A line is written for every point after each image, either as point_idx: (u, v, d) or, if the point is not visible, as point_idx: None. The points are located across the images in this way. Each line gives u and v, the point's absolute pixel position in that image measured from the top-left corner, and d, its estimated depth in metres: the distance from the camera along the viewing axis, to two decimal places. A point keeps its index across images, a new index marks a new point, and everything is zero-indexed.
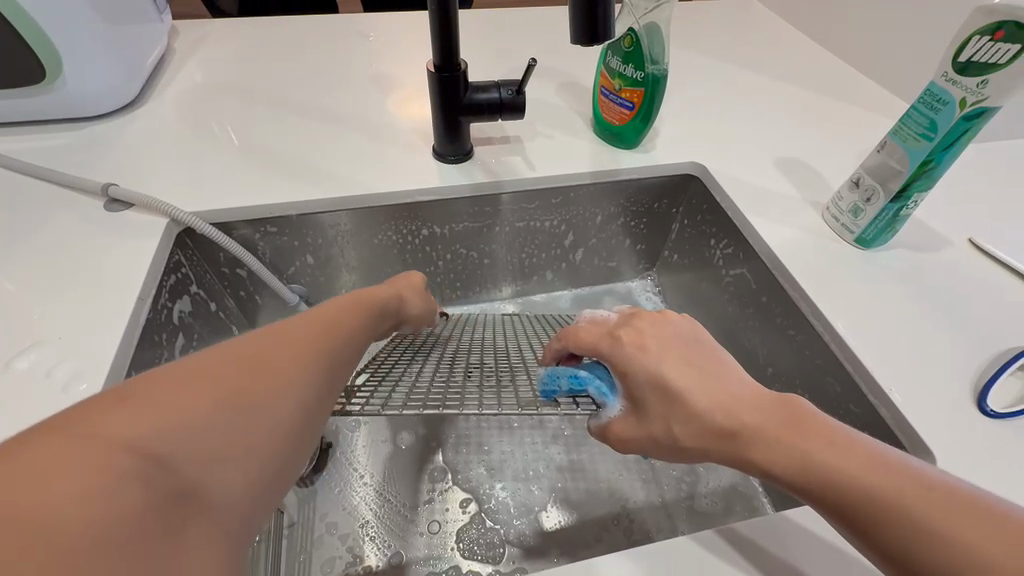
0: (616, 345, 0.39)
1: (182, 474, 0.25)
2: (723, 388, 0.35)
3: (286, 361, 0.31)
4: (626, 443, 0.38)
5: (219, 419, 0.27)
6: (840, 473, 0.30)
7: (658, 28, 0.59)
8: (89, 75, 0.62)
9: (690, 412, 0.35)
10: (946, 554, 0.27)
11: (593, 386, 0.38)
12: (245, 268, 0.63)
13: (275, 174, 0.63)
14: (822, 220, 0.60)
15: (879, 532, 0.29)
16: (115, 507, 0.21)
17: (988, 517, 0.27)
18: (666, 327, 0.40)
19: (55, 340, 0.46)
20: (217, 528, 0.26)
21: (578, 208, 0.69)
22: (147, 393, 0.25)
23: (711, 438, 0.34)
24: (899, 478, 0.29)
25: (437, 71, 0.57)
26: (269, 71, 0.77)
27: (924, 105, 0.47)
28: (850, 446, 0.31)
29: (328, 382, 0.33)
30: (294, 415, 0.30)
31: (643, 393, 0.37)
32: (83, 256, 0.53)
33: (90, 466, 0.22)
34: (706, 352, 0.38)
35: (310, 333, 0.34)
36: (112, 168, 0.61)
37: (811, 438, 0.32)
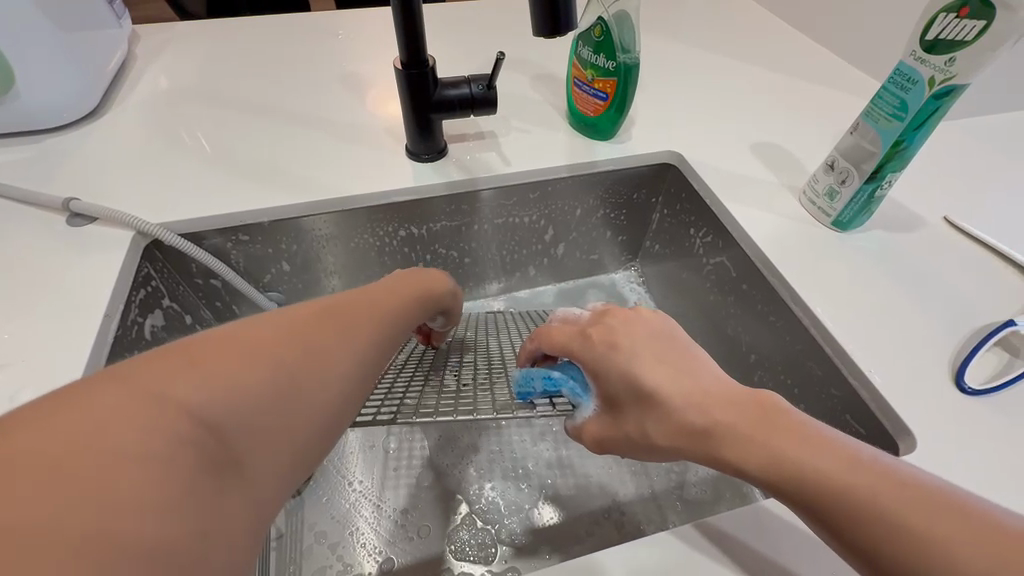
0: (588, 345, 0.40)
1: (224, 443, 0.25)
2: (696, 385, 0.35)
3: (332, 344, 0.31)
4: (602, 442, 0.39)
5: (267, 391, 0.27)
6: (808, 469, 0.30)
7: (628, 15, 0.59)
8: (42, 85, 0.60)
9: (663, 412, 0.35)
10: (915, 551, 0.27)
11: (568, 386, 0.39)
12: (219, 278, 0.62)
13: (245, 180, 0.61)
14: (800, 205, 0.60)
15: (853, 528, 0.29)
16: (161, 475, 0.22)
17: (958, 513, 0.27)
18: (636, 325, 0.40)
19: (18, 363, 0.45)
20: (254, 499, 0.26)
21: (557, 202, 0.68)
22: (200, 358, 0.26)
23: (684, 436, 0.34)
24: (870, 473, 0.29)
25: (405, 68, 0.56)
26: (234, 74, 0.75)
27: (894, 85, 0.47)
28: (821, 442, 0.31)
29: (370, 363, 0.34)
30: (338, 397, 0.31)
31: (617, 391, 0.38)
32: (45, 275, 0.51)
33: (144, 431, 0.22)
34: (678, 348, 0.38)
35: (358, 313, 0.35)
36: (74, 181, 0.59)
37: (783, 435, 0.32)
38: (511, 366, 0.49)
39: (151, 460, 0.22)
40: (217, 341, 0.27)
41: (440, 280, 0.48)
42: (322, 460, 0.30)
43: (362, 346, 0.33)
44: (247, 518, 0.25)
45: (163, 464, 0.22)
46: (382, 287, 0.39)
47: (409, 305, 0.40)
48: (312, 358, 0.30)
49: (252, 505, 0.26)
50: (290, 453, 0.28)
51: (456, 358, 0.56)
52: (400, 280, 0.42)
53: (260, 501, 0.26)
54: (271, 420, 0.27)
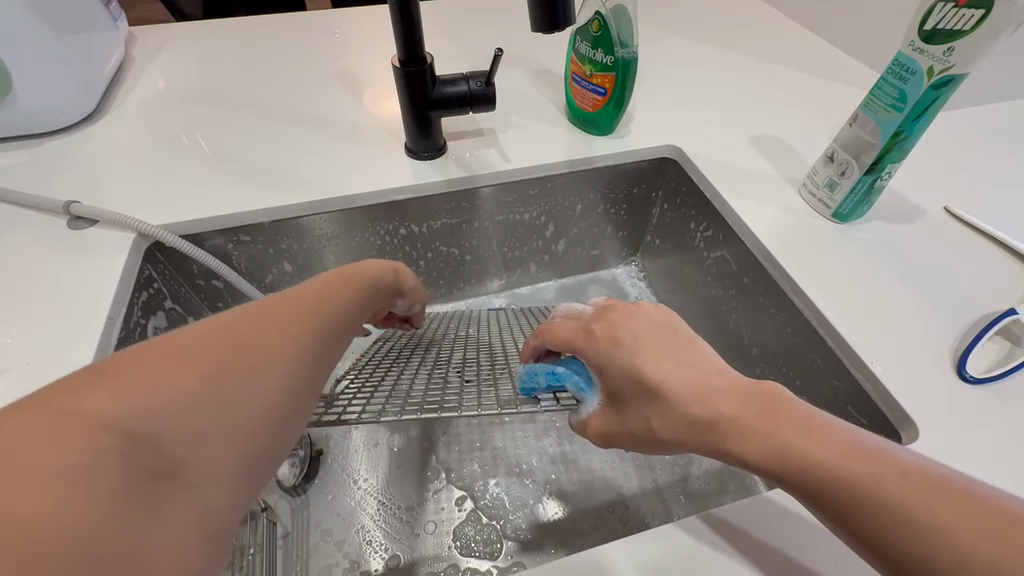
0: (591, 341, 0.39)
1: (163, 451, 0.24)
2: (700, 378, 0.35)
3: (272, 337, 0.30)
4: (606, 437, 0.39)
5: (206, 391, 0.26)
6: (814, 460, 0.30)
7: (625, 11, 0.58)
8: (40, 90, 0.60)
9: (667, 406, 0.35)
10: (920, 537, 0.27)
11: (572, 381, 0.39)
12: (221, 279, 0.62)
13: (245, 180, 0.61)
14: (800, 197, 0.60)
15: (859, 516, 0.29)
16: (88, 494, 0.20)
17: (962, 499, 0.28)
18: (639, 320, 0.40)
19: (23, 366, 0.45)
20: (205, 503, 0.25)
21: (558, 198, 0.68)
22: (124, 368, 0.24)
23: (689, 429, 0.34)
24: (874, 461, 0.30)
25: (403, 65, 0.56)
26: (233, 74, 0.75)
27: (893, 76, 0.47)
28: (825, 433, 0.31)
29: (317, 353, 0.33)
30: (285, 390, 0.30)
31: (620, 387, 0.38)
32: (47, 278, 0.51)
33: (65, 451, 0.21)
34: (681, 342, 0.38)
35: (301, 307, 0.34)
36: (73, 184, 0.59)
37: (787, 426, 0.32)
38: (513, 361, 0.50)
39: (76, 479, 0.20)
40: (140, 350, 0.26)
41: (386, 267, 0.47)
42: (283, 455, 0.30)
43: (304, 337, 0.32)
44: (197, 521, 0.24)
45: (86, 479, 0.21)
46: (327, 279, 0.38)
47: (354, 295, 0.39)
48: (252, 354, 0.29)
49: (203, 508, 0.25)
50: (242, 452, 0.27)
51: (459, 355, 0.56)
52: (346, 269, 0.41)
53: (213, 503, 0.25)
54: (214, 422, 0.26)
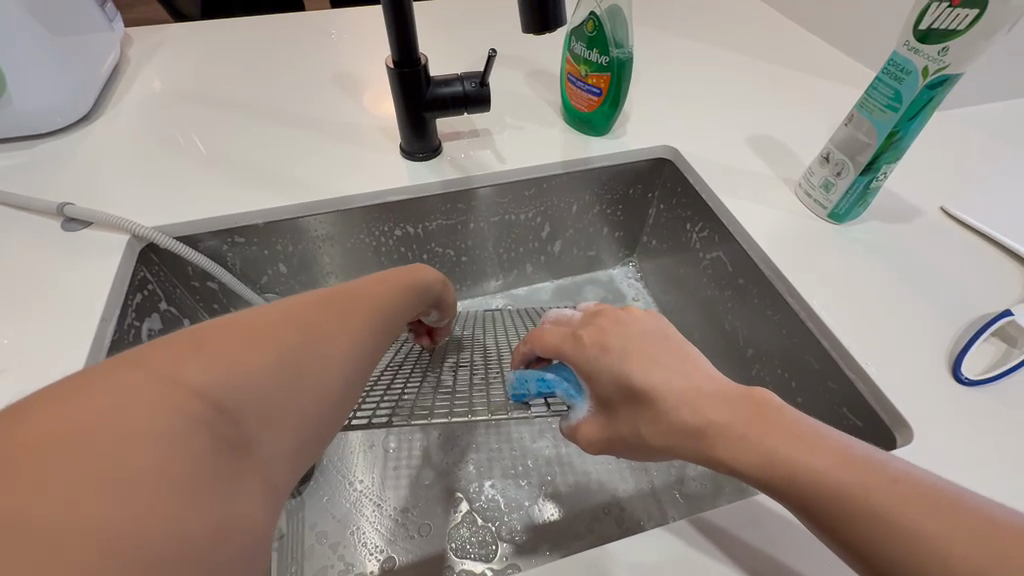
0: (580, 347, 0.40)
1: (237, 425, 0.26)
2: (691, 384, 0.35)
3: (339, 329, 0.32)
4: (595, 444, 0.39)
5: (278, 374, 0.28)
6: (803, 467, 0.30)
7: (620, 10, 0.58)
8: (36, 91, 0.60)
9: (657, 412, 0.35)
10: (907, 544, 0.27)
11: (561, 388, 0.39)
12: (216, 281, 0.62)
13: (240, 181, 0.61)
14: (796, 198, 0.60)
15: (846, 525, 0.29)
16: (178, 456, 0.22)
17: (951, 508, 0.27)
18: (629, 325, 0.40)
19: (16, 368, 0.45)
20: (265, 478, 0.27)
21: (554, 198, 0.68)
22: (214, 343, 0.26)
23: (678, 437, 0.34)
24: (863, 470, 0.29)
25: (397, 66, 0.56)
26: (228, 75, 0.74)
27: (888, 75, 0.46)
28: (815, 440, 0.31)
29: (376, 350, 0.34)
30: (343, 382, 0.31)
31: (610, 394, 0.37)
32: (41, 280, 0.51)
33: (163, 413, 0.23)
34: (671, 347, 0.38)
35: (366, 301, 0.35)
36: (68, 185, 0.59)
37: (776, 432, 0.32)
38: (508, 364, 0.50)
39: (171, 441, 0.22)
40: (227, 327, 0.28)
41: (437, 276, 0.48)
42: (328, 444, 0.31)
43: (363, 332, 0.34)
44: (263, 497, 0.26)
45: (180, 441, 0.23)
46: (391, 276, 0.40)
47: (407, 296, 0.40)
48: (323, 342, 0.31)
49: (266, 485, 0.26)
50: (299, 433, 0.29)
51: (454, 358, 0.55)
52: (409, 270, 0.43)
53: (274, 479, 0.27)
54: (282, 404, 0.28)
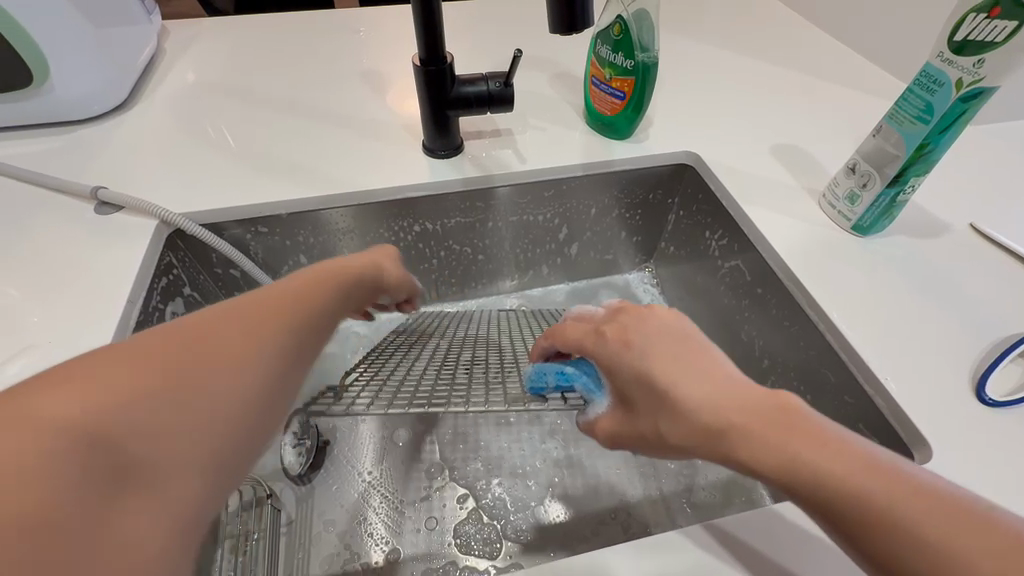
0: (602, 342, 0.40)
1: (122, 447, 0.24)
2: (713, 385, 0.34)
3: (241, 335, 0.31)
4: (614, 438, 0.40)
5: (166, 390, 0.27)
6: (828, 474, 0.30)
7: (647, 14, 0.58)
8: (76, 79, 0.62)
9: (677, 409, 0.35)
10: (933, 558, 0.27)
11: (580, 382, 0.41)
12: (239, 269, 0.63)
13: (266, 172, 0.62)
14: (819, 208, 0.59)
15: (867, 533, 0.28)
16: (42, 490, 0.21)
17: (984, 526, 0.27)
18: (653, 322, 0.40)
19: (47, 344, 0.47)
20: (167, 497, 0.25)
21: (573, 201, 0.68)
22: (85, 373, 0.25)
23: (698, 436, 0.34)
24: (886, 479, 0.29)
25: (423, 64, 0.56)
26: (259, 70, 0.76)
27: (920, 87, 0.45)
28: (840, 446, 0.30)
29: (295, 349, 0.33)
30: (255, 387, 0.30)
31: (630, 390, 0.38)
32: (74, 260, 0.53)
33: (19, 451, 0.21)
34: (694, 345, 0.38)
35: (276, 303, 0.34)
36: (102, 172, 0.61)
37: (800, 436, 0.31)
38: (521, 364, 0.50)
39: (30, 477, 0.21)
40: (105, 355, 0.26)
41: (369, 262, 0.46)
42: (250, 450, 0.30)
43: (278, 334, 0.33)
44: (163, 517, 0.25)
45: (44, 476, 0.21)
46: (308, 275, 0.39)
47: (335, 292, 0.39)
48: (224, 351, 0.30)
49: (166, 503, 0.25)
50: (206, 445, 0.27)
51: (468, 355, 0.56)
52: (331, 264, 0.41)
53: (181, 496, 0.26)
54: (176, 419, 0.26)
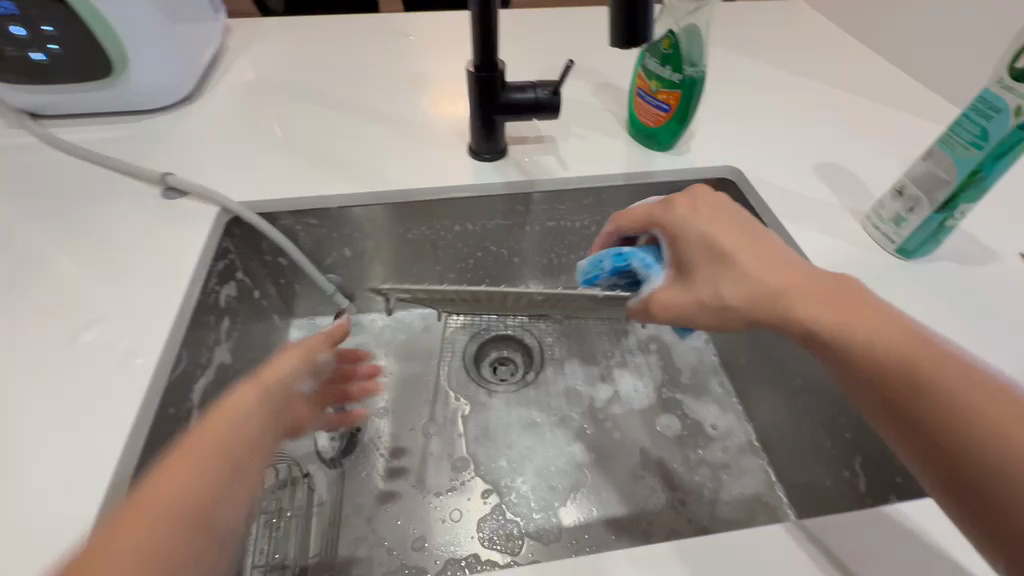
0: (668, 211, 0.47)
1: None
2: (774, 259, 0.42)
3: (156, 524, 0.32)
4: (666, 306, 0.44)
5: None
6: (869, 335, 0.36)
7: (698, 30, 0.59)
8: (150, 72, 0.66)
9: (740, 272, 0.41)
10: (951, 404, 0.33)
11: (637, 258, 0.48)
12: (287, 258, 0.66)
13: (319, 167, 0.65)
14: (863, 229, 0.58)
15: (896, 387, 0.35)
16: None
17: (993, 387, 0.33)
18: (716, 204, 0.46)
19: (116, 317, 0.50)
20: None
21: (611, 210, 0.69)
22: None
23: (753, 295, 0.40)
24: (918, 342, 0.35)
25: (476, 71, 0.59)
26: (315, 69, 0.80)
27: (976, 113, 0.45)
28: (882, 316, 0.37)
29: (204, 520, 0.34)
30: (205, 530, 0.34)
31: (692, 258, 0.44)
32: (141, 241, 0.56)
33: None
34: (751, 225, 0.45)
35: (190, 473, 0.35)
36: (168, 159, 0.65)
37: (846, 303, 0.38)
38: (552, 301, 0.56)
39: None
40: None
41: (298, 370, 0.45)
42: None
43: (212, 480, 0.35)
44: None
45: None
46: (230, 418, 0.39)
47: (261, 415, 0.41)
48: (124, 547, 0.30)
49: None
50: None
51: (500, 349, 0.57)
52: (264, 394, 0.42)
53: None
54: None
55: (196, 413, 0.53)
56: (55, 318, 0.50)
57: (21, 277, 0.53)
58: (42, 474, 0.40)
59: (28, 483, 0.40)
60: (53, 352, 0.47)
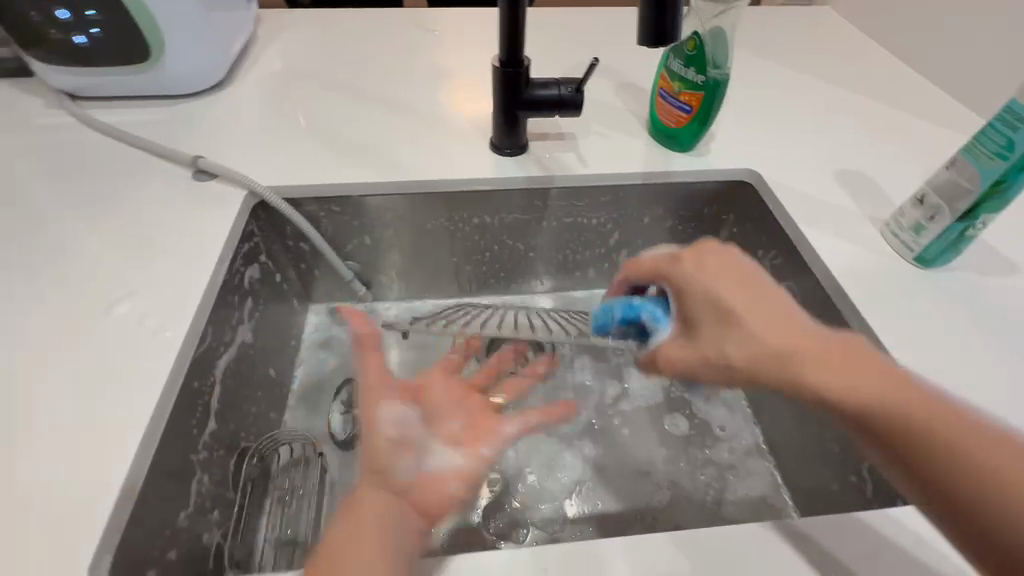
0: (677, 264, 0.45)
1: None
2: (782, 319, 0.40)
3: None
4: (673, 363, 0.44)
5: None
6: (886, 400, 0.35)
7: (723, 33, 0.59)
8: (185, 58, 0.68)
9: (746, 334, 0.40)
10: (972, 472, 0.32)
11: (648, 310, 0.48)
12: (308, 243, 0.68)
13: (344, 156, 0.67)
14: (881, 237, 0.58)
15: (914, 452, 0.34)
16: None
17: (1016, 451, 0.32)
18: (723, 257, 0.44)
19: (147, 292, 0.52)
20: None
21: (627, 208, 0.69)
22: None
23: (762, 357, 0.39)
24: (936, 406, 0.34)
25: (502, 66, 0.60)
26: (342, 60, 0.81)
27: (1002, 123, 0.45)
28: (891, 374, 0.36)
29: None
30: None
31: (698, 316, 0.43)
32: (171, 221, 0.58)
33: None
34: (759, 279, 0.42)
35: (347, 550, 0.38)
36: (199, 143, 0.67)
37: (860, 366, 0.37)
38: None
39: None
40: None
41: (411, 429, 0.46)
42: None
43: (376, 560, 0.37)
44: None
45: None
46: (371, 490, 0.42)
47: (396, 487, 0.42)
48: None
49: None
50: None
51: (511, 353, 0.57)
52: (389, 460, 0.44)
53: None
54: None
55: (219, 388, 0.54)
56: (90, 292, 0.52)
57: (58, 250, 0.55)
58: (76, 439, 0.42)
59: (61, 444, 0.42)
60: (88, 323, 0.49)
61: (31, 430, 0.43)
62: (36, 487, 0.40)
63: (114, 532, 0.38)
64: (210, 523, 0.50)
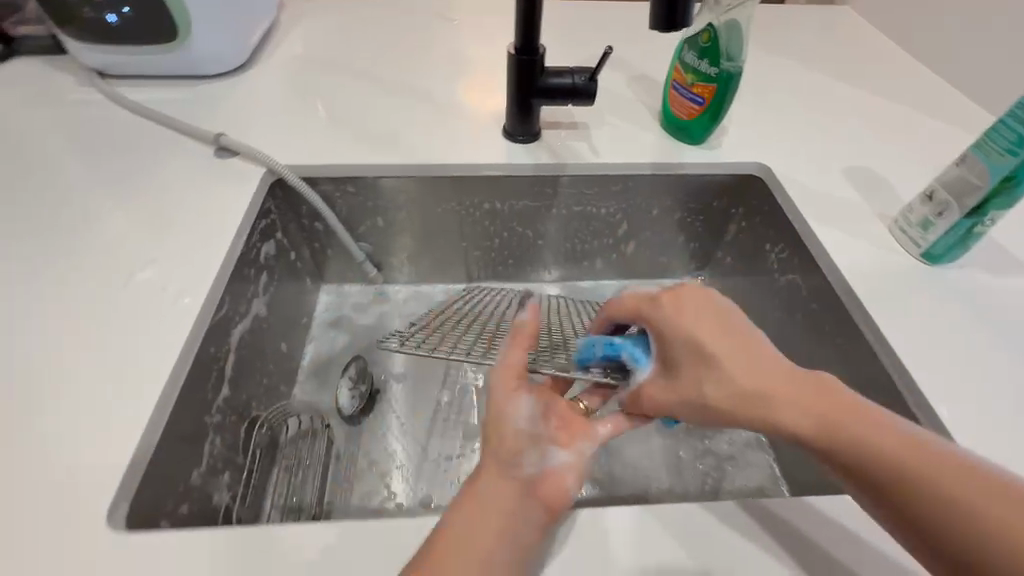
0: (655, 306, 0.43)
1: None
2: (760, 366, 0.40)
3: None
4: (658, 406, 0.42)
5: None
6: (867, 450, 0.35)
7: (739, 25, 0.59)
8: (210, 39, 0.70)
9: (725, 379, 0.39)
10: (963, 523, 0.32)
11: (627, 351, 0.43)
12: (322, 223, 0.70)
13: (359, 139, 0.69)
14: (889, 233, 0.58)
15: (905, 503, 0.33)
16: None
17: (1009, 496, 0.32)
18: (701, 300, 0.43)
19: (168, 261, 0.54)
20: None
21: (636, 199, 0.70)
22: None
23: (742, 403, 0.39)
24: (922, 455, 0.34)
25: (517, 53, 0.61)
26: (361, 46, 0.83)
27: (1014, 119, 0.45)
28: (877, 422, 0.36)
29: None
30: None
31: (678, 356, 0.41)
32: (193, 195, 0.60)
33: None
34: (738, 323, 0.42)
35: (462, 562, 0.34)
36: (221, 122, 0.69)
37: (842, 414, 0.36)
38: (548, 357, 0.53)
39: None
40: None
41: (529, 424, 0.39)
42: None
43: (494, 550, 0.35)
44: None
45: None
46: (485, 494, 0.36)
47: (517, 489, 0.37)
48: None
49: None
50: None
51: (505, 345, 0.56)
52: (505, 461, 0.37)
53: None
54: None
55: (233, 355, 0.56)
56: (114, 259, 0.54)
57: (86, 219, 0.57)
58: (96, 394, 0.44)
59: (82, 399, 0.44)
60: (111, 288, 0.51)
61: (55, 385, 0.45)
62: (60, 437, 0.42)
63: (132, 480, 0.40)
64: (221, 484, 0.52)
